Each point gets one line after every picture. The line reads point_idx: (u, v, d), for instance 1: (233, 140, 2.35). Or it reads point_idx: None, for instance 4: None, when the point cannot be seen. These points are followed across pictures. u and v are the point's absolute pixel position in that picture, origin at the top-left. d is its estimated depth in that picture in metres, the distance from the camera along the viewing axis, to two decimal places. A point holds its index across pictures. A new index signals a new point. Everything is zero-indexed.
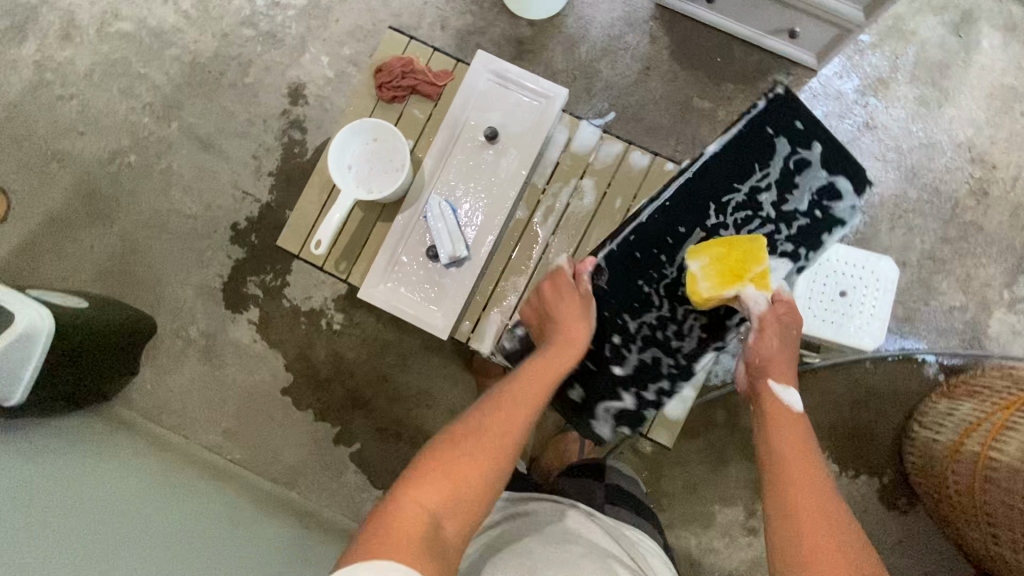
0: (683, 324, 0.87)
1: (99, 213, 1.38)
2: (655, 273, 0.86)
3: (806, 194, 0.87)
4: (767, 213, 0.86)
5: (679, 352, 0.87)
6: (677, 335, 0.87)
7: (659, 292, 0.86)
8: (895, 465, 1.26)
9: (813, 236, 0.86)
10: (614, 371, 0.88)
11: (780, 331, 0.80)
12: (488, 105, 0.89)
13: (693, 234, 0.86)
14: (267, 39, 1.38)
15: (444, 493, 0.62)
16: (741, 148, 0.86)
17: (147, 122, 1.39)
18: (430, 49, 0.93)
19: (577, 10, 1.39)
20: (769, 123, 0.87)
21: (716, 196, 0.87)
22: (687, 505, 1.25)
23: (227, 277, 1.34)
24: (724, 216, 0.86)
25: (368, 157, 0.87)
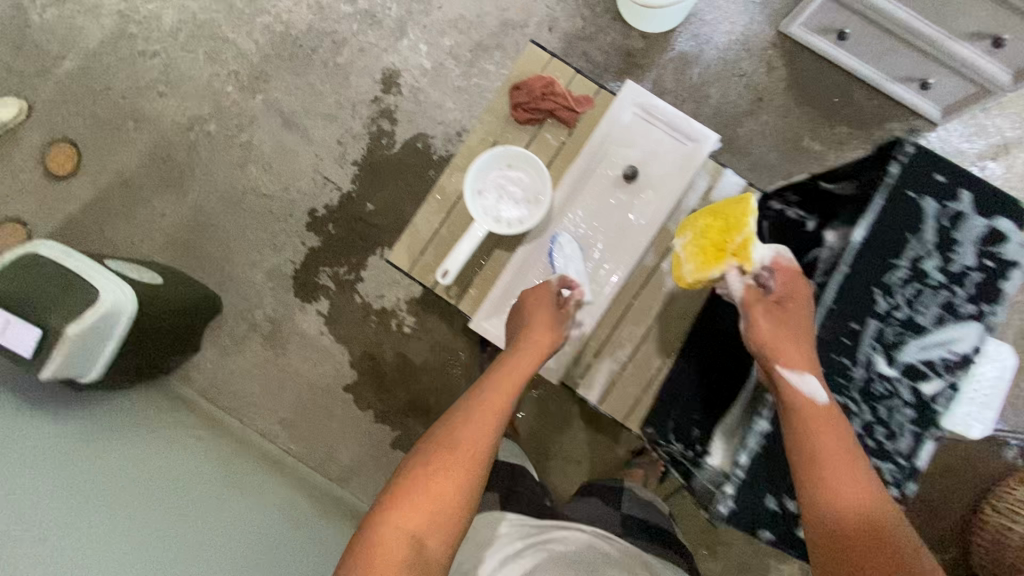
0: (890, 421, 0.70)
1: (173, 181, 1.33)
2: (841, 377, 0.70)
3: (970, 247, 0.70)
4: (935, 282, 0.70)
5: (896, 453, 0.70)
6: (887, 435, 0.70)
7: (854, 397, 0.70)
8: (959, 542, 1.23)
9: (996, 290, 0.70)
10: None
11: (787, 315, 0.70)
12: (631, 142, 0.84)
13: (868, 327, 0.70)
14: (364, 18, 1.30)
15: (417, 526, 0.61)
16: (888, 221, 0.70)
17: (231, 91, 1.32)
18: (572, 69, 0.86)
19: (695, 28, 1.31)
20: (908, 185, 0.71)
21: (877, 279, 0.70)
22: (743, 558, 1.23)
23: (299, 264, 1.31)
24: (893, 298, 0.70)
25: (502, 184, 0.82)
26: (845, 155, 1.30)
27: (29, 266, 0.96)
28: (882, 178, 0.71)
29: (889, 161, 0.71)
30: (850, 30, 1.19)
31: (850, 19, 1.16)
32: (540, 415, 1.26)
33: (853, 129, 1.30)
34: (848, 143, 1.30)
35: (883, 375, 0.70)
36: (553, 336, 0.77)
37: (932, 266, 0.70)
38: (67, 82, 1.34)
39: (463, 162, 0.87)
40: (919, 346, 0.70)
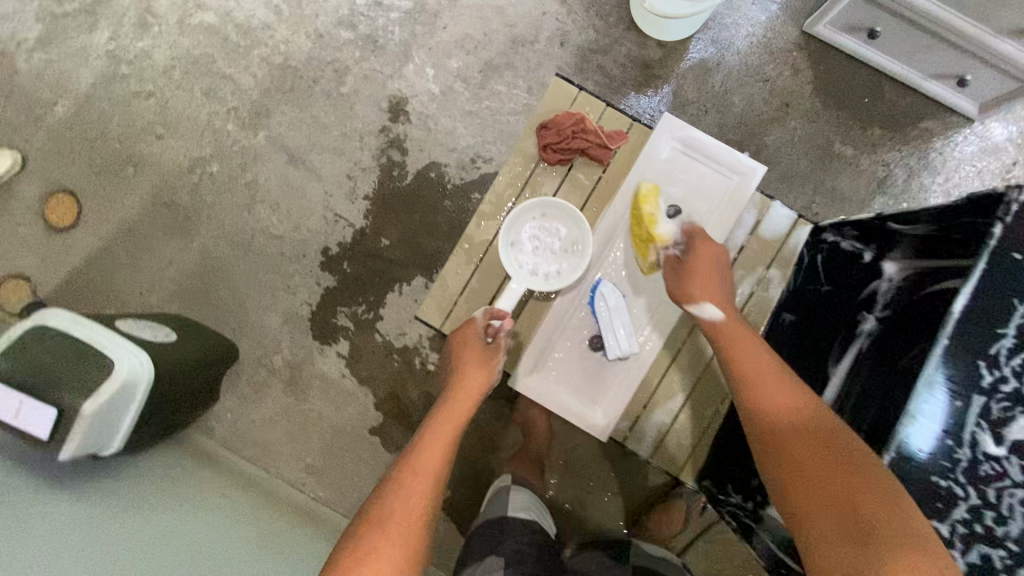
0: (1004, 506, 0.57)
1: (178, 226, 1.28)
2: (943, 458, 0.59)
3: None
4: None
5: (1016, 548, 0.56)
6: (1002, 524, 0.57)
7: (957, 479, 0.58)
8: None
9: None
10: None
11: (690, 267, 0.76)
12: (671, 181, 0.81)
13: (970, 403, 0.59)
14: (367, 45, 1.25)
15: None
16: (995, 281, 0.59)
17: (231, 129, 1.27)
18: (603, 105, 0.85)
19: (714, 33, 1.25)
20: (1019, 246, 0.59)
21: (982, 348, 0.59)
22: None
23: (315, 305, 1.26)
24: (1001, 369, 0.59)
25: (537, 236, 0.81)
26: (879, 157, 1.24)
27: (39, 338, 0.91)
28: (987, 231, 0.60)
29: (992, 218, 0.60)
30: (881, 28, 1.13)
31: (882, 18, 1.09)
32: (574, 449, 1.21)
33: (885, 130, 1.24)
34: (882, 145, 1.24)
35: (1002, 460, 0.58)
36: (483, 376, 0.80)
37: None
38: (60, 129, 1.28)
39: (490, 211, 0.87)
40: None
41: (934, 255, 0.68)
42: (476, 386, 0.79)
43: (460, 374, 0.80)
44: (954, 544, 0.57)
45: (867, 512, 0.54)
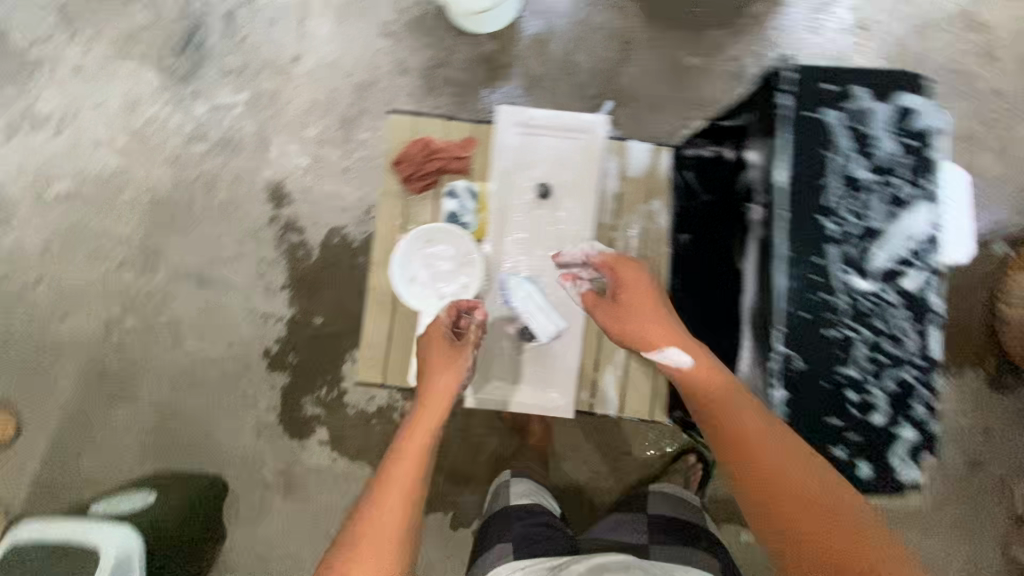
0: (892, 328, 0.70)
1: (119, 391, 1.26)
2: (829, 312, 0.68)
3: (889, 136, 0.69)
4: (869, 183, 0.69)
5: (909, 356, 0.70)
6: (894, 342, 0.70)
7: (847, 324, 0.68)
8: (995, 349, 1.26)
9: (927, 165, 0.70)
10: (875, 422, 0.69)
11: (630, 309, 0.78)
12: (529, 163, 0.84)
13: (829, 253, 0.68)
14: (224, 148, 1.26)
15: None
16: (796, 142, 0.69)
17: (130, 279, 1.26)
18: (442, 118, 0.87)
19: (534, 7, 1.29)
20: (804, 104, 0.69)
21: (816, 205, 0.68)
22: None
23: (279, 406, 1.26)
24: (836, 217, 0.68)
25: (428, 261, 0.82)
26: (727, 54, 1.30)
27: (14, 562, 0.90)
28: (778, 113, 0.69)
29: (779, 91, 0.70)
30: None
31: None
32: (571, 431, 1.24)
33: (722, 28, 1.29)
34: (725, 43, 1.29)
35: (865, 291, 0.68)
36: (454, 374, 0.77)
37: (860, 172, 0.69)
38: None
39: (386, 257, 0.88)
40: (885, 249, 0.69)
41: (763, 123, 0.72)
42: (447, 384, 0.77)
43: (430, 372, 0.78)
44: (868, 379, 0.69)
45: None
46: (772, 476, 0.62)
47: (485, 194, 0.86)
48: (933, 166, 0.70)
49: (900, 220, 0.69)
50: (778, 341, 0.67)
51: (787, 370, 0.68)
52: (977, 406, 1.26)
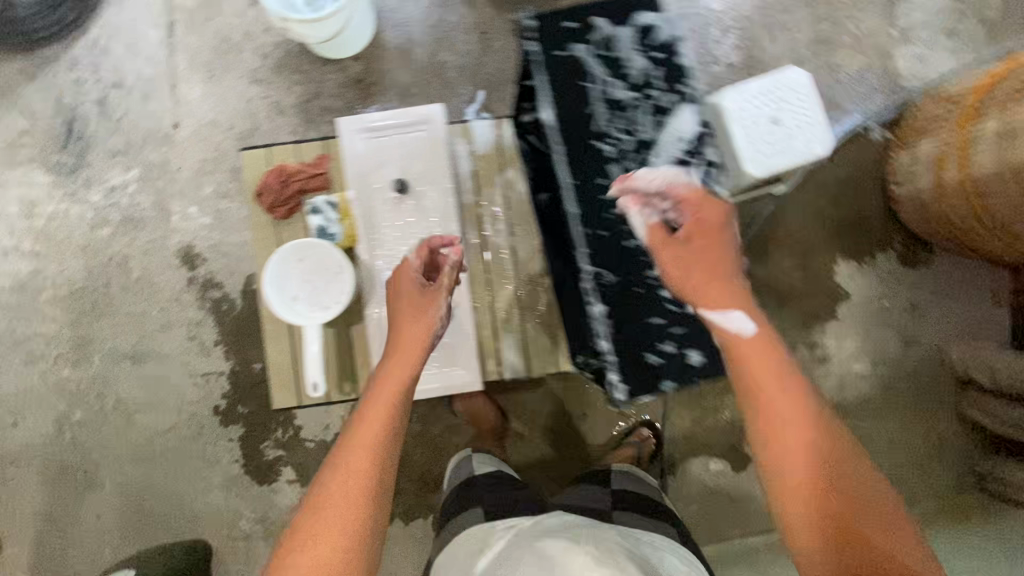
0: (689, 222, 0.87)
1: (83, 482, 1.29)
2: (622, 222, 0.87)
3: (641, 55, 0.86)
4: (631, 100, 0.86)
5: (710, 243, 0.87)
6: (692, 234, 0.87)
7: (643, 227, 0.87)
8: (899, 229, 1.31)
9: (678, 72, 0.87)
10: (696, 312, 0.86)
11: (692, 257, 0.83)
12: (379, 164, 0.89)
13: (610, 170, 0.87)
14: (127, 226, 1.29)
15: (343, 535, 0.71)
16: (557, 83, 0.86)
17: (69, 373, 1.29)
18: (292, 144, 0.94)
19: (389, 20, 1.33)
20: (553, 47, 0.86)
21: (588, 133, 0.86)
22: None
23: (242, 457, 1.29)
24: (607, 138, 0.86)
25: (306, 279, 0.88)
26: None
27: None
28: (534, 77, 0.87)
29: (533, 41, 0.87)
30: None
31: None
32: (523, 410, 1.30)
33: None
34: None
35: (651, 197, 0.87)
36: (426, 324, 0.84)
37: (619, 94, 0.85)
38: None
39: None
40: (659, 154, 0.87)
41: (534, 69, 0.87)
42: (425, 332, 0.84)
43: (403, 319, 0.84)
44: None
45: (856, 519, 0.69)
46: (778, 416, 0.74)
47: (346, 202, 0.91)
48: (685, 71, 0.87)
49: (666, 126, 0.87)
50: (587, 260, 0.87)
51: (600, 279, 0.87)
52: (898, 286, 1.31)
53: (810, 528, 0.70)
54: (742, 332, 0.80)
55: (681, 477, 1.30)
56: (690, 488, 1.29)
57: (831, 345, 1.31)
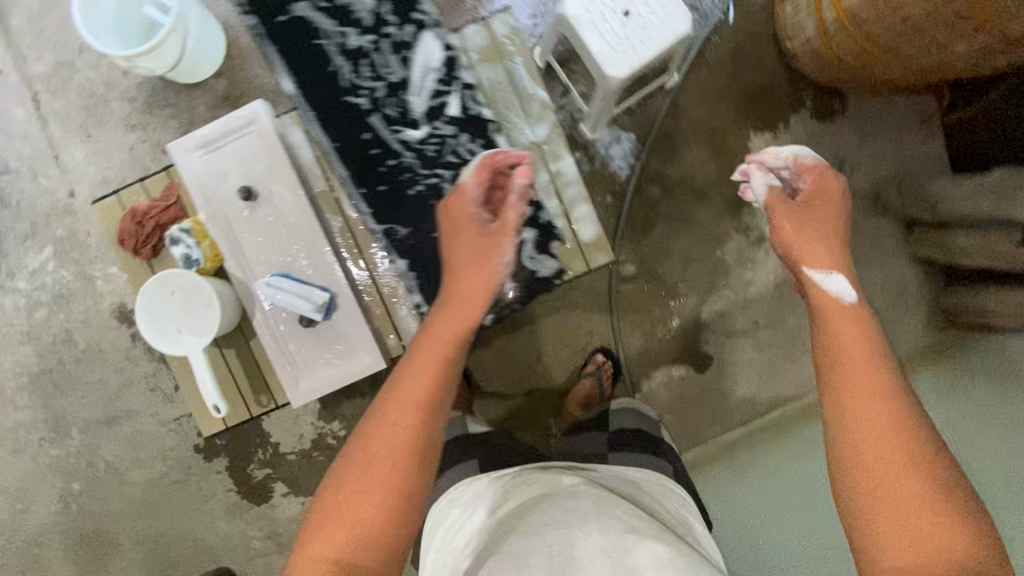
0: (462, 149, 1.20)
1: (102, 544, 1.37)
2: (394, 159, 1.18)
3: (364, 6, 1.18)
4: (368, 46, 1.18)
5: (479, 162, 1.21)
6: (465, 159, 1.19)
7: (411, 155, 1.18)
8: (807, 83, 1.28)
9: (403, 10, 1.19)
10: (493, 236, 1.23)
11: (806, 215, 0.92)
12: (222, 174, 1.04)
13: (372, 118, 1.17)
14: (60, 302, 1.32)
15: (394, 478, 0.78)
16: (299, 51, 1.17)
17: (55, 451, 1.35)
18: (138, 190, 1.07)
19: (237, 25, 1.29)
20: (284, 18, 1.17)
21: (343, 89, 1.17)
22: (697, 275, 1.29)
23: (234, 484, 1.35)
24: (360, 88, 1.17)
25: (181, 311, 0.94)
26: None
27: None
28: (272, 57, 1.19)
29: (276, 16, 1.17)
30: None
31: None
32: (483, 369, 1.32)
33: None
34: None
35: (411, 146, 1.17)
36: (486, 276, 0.99)
37: (354, 44, 1.17)
38: None
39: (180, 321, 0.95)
40: (413, 93, 1.18)
41: (281, 39, 1.18)
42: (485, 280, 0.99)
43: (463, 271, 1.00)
44: None
45: (920, 496, 0.65)
46: (855, 369, 0.75)
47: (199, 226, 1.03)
48: (410, 9, 1.19)
49: (411, 63, 1.19)
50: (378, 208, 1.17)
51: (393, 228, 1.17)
52: (817, 143, 1.27)
53: (868, 491, 0.67)
54: (841, 296, 0.85)
55: (649, 390, 1.31)
56: (659, 399, 1.32)
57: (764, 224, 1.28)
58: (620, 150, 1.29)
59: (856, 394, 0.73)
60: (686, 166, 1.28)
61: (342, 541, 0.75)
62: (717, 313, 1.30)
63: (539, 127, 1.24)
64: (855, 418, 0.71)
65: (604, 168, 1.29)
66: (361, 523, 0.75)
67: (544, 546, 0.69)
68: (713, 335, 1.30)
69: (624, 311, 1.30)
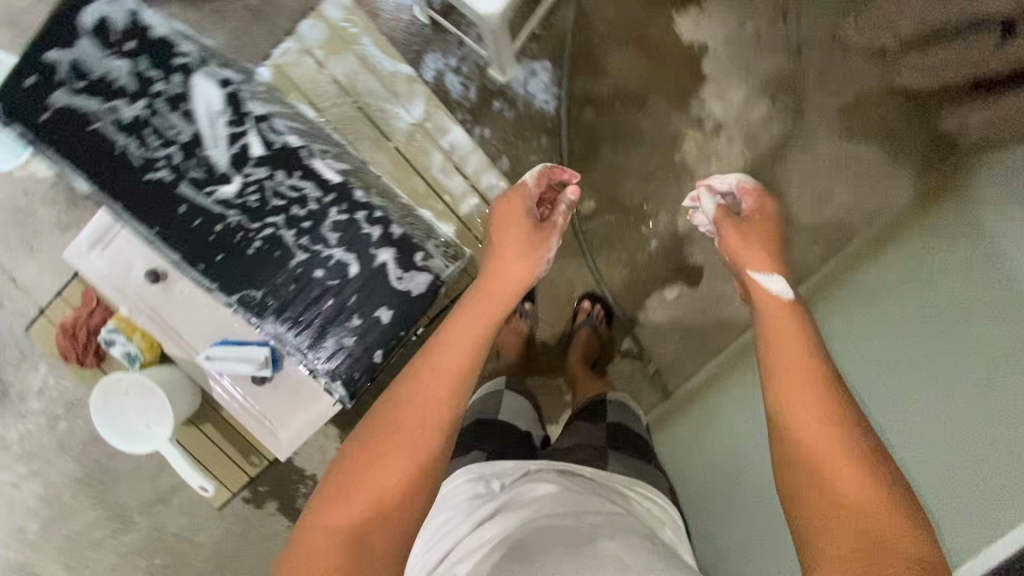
0: (291, 189, 0.87)
1: None
2: (217, 225, 0.84)
3: (118, 62, 0.85)
4: (141, 107, 0.85)
5: (308, 197, 0.87)
6: (296, 202, 0.87)
7: (235, 215, 0.85)
8: None
9: (164, 47, 0.86)
10: (354, 272, 0.87)
11: (753, 228, 0.75)
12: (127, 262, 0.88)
13: (179, 189, 0.84)
14: (76, 410, 1.38)
15: (422, 459, 0.65)
16: (58, 140, 0.83)
17: (125, 540, 1.44)
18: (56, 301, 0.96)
19: None
20: (29, 110, 0.83)
21: (131, 169, 0.84)
22: (661, 186, 1.21)
23: (291, 520, 1.41)
24: (152, 160, 0.84)
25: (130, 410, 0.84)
26: None
27: None
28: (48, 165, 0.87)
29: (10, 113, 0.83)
30: None
31: None
32: None
33: None
34: None
35: (234, 199, 0.85)
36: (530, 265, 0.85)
37: (126, 111, 0.84)
38: None
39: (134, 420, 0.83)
40: (213, 142, 0.86)
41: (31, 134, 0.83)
42: (520, 273, 0.84)
43: (502, 241, 0.87)
44: (308, 238, 0.87)
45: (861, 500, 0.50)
46: (797, 379, 0.58)
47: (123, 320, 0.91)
48: (170, 46, 0.86)
49: (197, 107, 0.86)
50: (221, 280, 0.84)
51: (246, 297, 0.84)
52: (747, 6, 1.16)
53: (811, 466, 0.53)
54: (779, 297, 0.67)
55: (649, 317, 1.26)
56: (663, 325, 1.25)
57: (715, 110, 1.19)
58: (540, 83, 1.18)
59: (793, 415, 0.56)
60: (615, 78, 1.19)
61: (358, 514, 0.62)
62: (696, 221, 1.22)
63: (415, 104, 1.14)
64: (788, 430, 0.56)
65: (528, 108, 1.19)
66: (384, 509, 0.62)
67: (609, 550, 0.53)
68: (699, 243, 1.23)
69: (598, 245, 1.23)
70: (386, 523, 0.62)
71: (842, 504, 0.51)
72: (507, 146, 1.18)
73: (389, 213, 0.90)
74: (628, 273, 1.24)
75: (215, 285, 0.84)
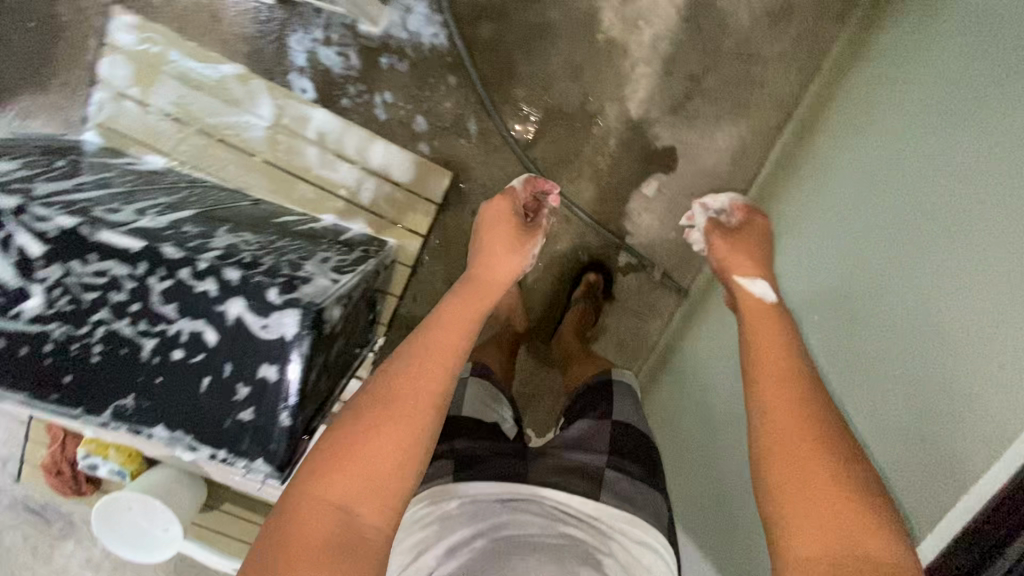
0: (94, 271, 0.53)
1: None
2: (30, 346, 0.54)
3: None
4: None
5: (113, 274, 0.53)
6: (111, 284, 0.53)
7: (52, 329, 0.54)
8: None
9: None
10: (209, 340, 0.54)
11: (744, 241, 0.68)
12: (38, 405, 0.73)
13: None
14: None
15: (418, 433, 0.56)
16: None
17: None
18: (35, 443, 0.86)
19: None
20: None
21: None
22: (595, 75, 1.06)
23: None
24: None
25: (137, 534, 0.79)
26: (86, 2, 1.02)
27: None
28: None
29: None
30: None
31: None
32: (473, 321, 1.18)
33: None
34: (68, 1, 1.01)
35: (45, 310, 0.54)
36: (518, 262, 0.78)
37: None
38: None
39: (147, 541, 0.79)
40: None
41: None
42: (512, 268, 0.76)
43: (490, 234, 0.79)
44: (145, 327, 0.54)
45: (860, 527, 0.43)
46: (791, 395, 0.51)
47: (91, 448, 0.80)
48: None
49: None
50: (82, 406, 0.55)
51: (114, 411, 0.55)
52: None
53: (799, 497, 0.45)
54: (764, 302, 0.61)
55: (637, 220, 1.12)
56: (654, 225, 1.12)
57: None
58: (424, 15, 1.03)
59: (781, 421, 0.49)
60: None
61: (346, 491, 0.52)
62: (648, 98, 1.07)
63: (261, 102, 1.00)
64: (781, 438, 0.48)
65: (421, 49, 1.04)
66: (378, 484, 0.52)
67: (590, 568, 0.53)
68: (661, 124, 1.08)
69: (553, 163, 1.09)
70: (379, 503, 0.52)
71: (834, 520, 0.44)
72: (415, 101, 1.06)
73: (233, 253, 0.54)
74: (595, 180, 1.10)
75: (78, 411, 0.55)
